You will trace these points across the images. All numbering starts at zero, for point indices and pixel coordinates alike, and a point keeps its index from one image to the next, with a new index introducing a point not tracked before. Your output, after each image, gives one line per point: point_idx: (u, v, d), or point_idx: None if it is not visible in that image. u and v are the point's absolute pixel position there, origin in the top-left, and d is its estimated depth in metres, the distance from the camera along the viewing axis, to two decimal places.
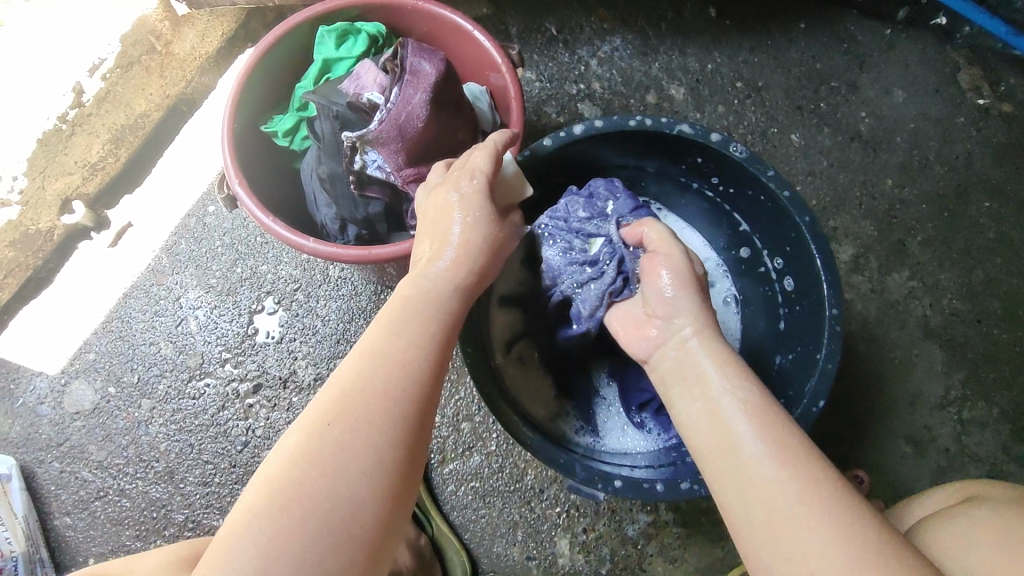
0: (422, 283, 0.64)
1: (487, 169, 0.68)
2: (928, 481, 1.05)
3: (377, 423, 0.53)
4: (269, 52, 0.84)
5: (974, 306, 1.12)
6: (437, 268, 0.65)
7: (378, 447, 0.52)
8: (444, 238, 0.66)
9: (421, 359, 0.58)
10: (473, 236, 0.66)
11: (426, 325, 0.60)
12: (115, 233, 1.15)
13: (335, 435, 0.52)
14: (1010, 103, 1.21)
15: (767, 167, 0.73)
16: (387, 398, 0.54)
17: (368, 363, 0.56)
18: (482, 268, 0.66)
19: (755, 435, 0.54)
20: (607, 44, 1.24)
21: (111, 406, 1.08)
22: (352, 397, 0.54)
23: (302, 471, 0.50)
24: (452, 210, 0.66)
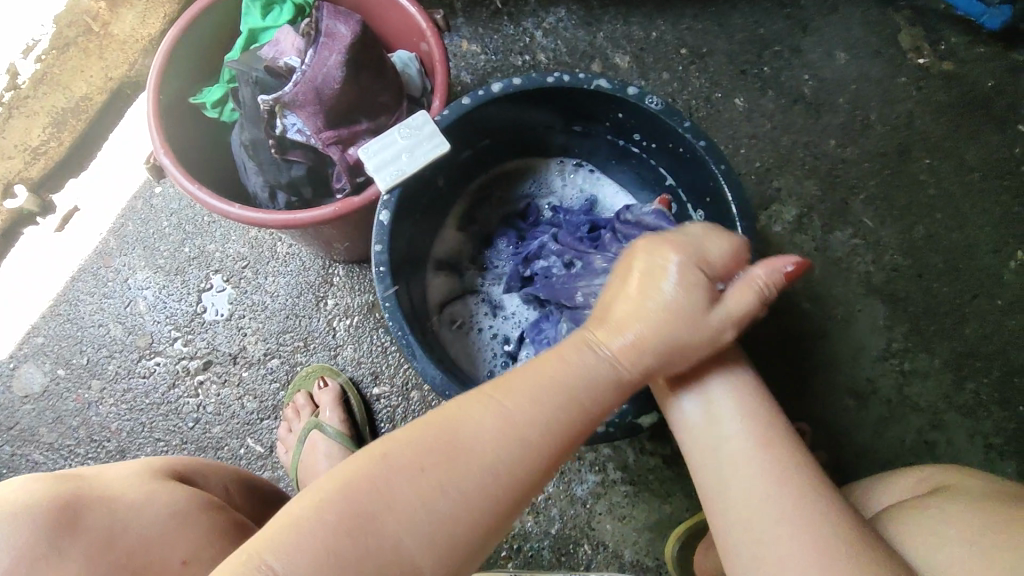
0: (576, 353, 0.58)
1: (715, 255, 0.62)
2: (870, 432, 1.06)
3: (472, 492, 0.50)
4: (194, 23, 0.84)
5: (915, 260, 1.12)
6: (596, 346, 0.58)
7: (460, 517, 0.50)
8: (635, 310, 0.59)
9: (543, 448, 0.53)
10: (673, 327, 0.58)
11: (563, 404, 0.55)
12: (61, 217, 1.15)
13: (426, 478, 0.50)
14: (952, 61, 1.20)
15: (683, 118, 0.74)
16: (492, 469, 0.51)
17: (493, 421, 0.53)
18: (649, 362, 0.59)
19: (739, 422, 0.61)
20: (551, 15, 1.25)
21: (60, 388, 1.08)
22: (458, 450, 0.51)
23: (382, 502, 0.49)
24: (658, 296, 0.59)
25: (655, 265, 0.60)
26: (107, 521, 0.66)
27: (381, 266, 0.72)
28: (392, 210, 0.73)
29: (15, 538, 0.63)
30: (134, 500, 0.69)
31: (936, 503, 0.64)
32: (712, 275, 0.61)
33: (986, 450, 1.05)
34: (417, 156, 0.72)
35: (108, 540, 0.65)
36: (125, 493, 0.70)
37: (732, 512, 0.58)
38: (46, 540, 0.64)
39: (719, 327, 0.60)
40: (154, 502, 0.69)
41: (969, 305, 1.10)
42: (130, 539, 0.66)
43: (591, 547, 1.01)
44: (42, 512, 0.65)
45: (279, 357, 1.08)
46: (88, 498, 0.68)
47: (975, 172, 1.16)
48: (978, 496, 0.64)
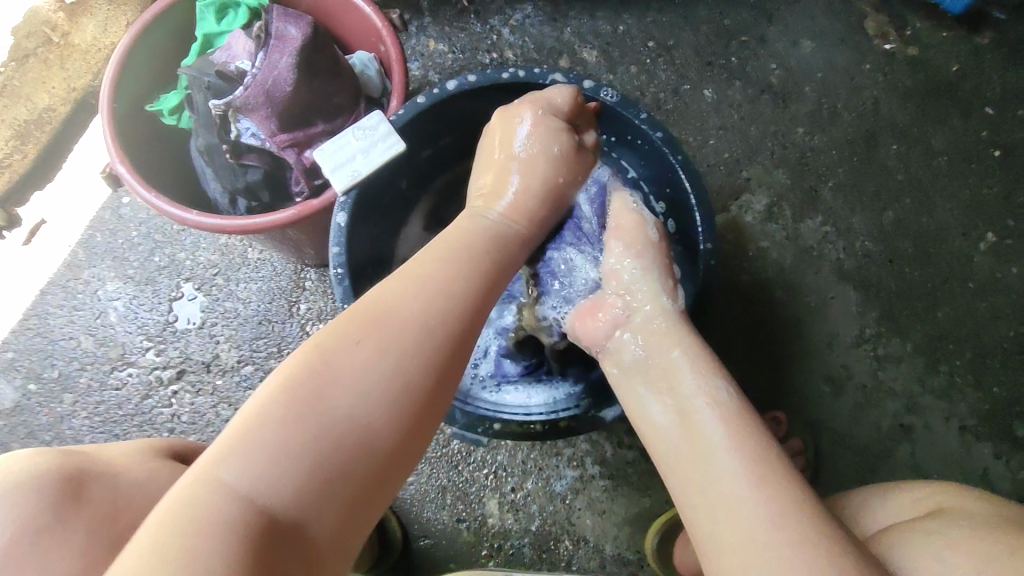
0: (467, 223, 0.70)
1: (564, 108, 0.75)
2: (847, 418, 1.06)
3: (401, 348, 0.55)
4: (149, 30, 0.84)
5: (887, 246, 1.12)
6: (483, 213, 0.71)
7: (404, 372, 0.54)
8: (500, 173, 0.74)
9: (460, 294, 0.61)
10: (540, 171, 0.73)
11: (462, 259, 0.64)
12: (28, 230, 1.14)
13: (363, 347, 0.54)
14: (916, 47, 1.20)
15: (639, 109, 0.77)
16: (416, 322, 0.57)
17: (400, 288, 0.59)
18: (527, 217, 0.73)
19: (733, 454, 0.58)
20: (518, 12, 1.22)
21: (32, 403, 1.07)
22: (379, 320, 0.56)
23: (323, 379, 0.52)
24: (519, 155, 0.73)
25: (506, 130, 0.74)
26: (110, 494, 0.67)
27: (339, 268, 0.73)
28: (348, 212, 0.73)
29: (21, 509, 0.64)
30: (137, 478, 0.69)
31: (939, 534, 0.59)
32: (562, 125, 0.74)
33: (962, 432, 1.06)
34: (372, 157, 0.74)
35: (113, 512, 0.66)
36: (126, 471, 0.70)
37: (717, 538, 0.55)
38: (51, 513, 0.64)
39: (579, 154, 0.76)
40: (157, 479, 0.70)
41: (941, 288, 1.11)
42: (133, 517, 0.67)
43: (571, 542, 1.01)
44: (49, 482, 0.66)
45: (253, 363, 1.07)
46: (92, 470, 0.69)
47: (942, 157, 1.16)
48: (983, 527, 0.59)
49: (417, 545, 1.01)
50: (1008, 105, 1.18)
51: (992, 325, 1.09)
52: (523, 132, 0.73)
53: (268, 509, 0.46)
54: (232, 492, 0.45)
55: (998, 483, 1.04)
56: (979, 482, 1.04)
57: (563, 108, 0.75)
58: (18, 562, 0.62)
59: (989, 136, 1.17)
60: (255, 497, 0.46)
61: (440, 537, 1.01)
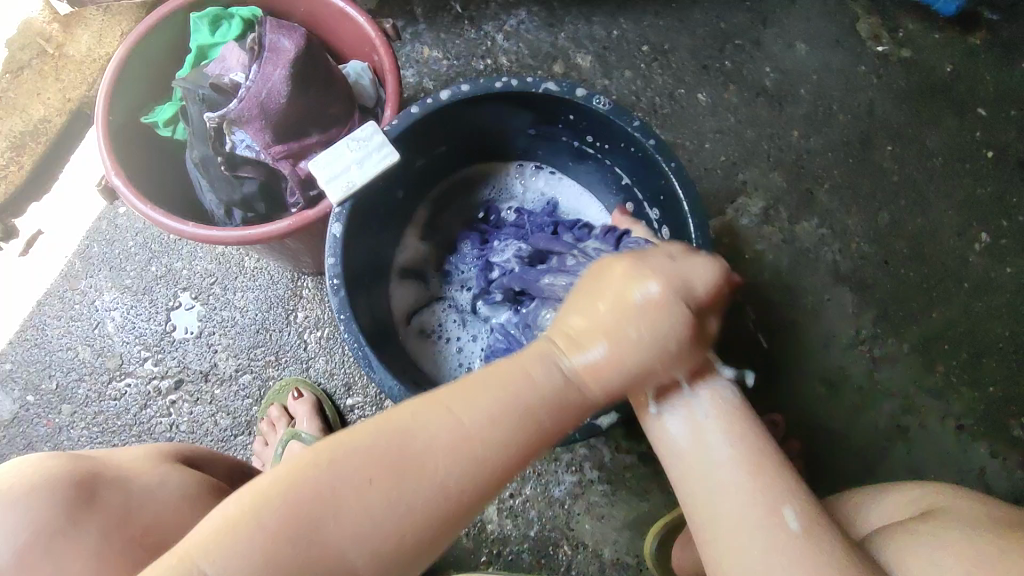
0: (540, 367, 0.54)
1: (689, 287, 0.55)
2: (843, 419, 1.07)
3: (412, 507, 0.49)
4: (143, 42, 0.84)
5: (882, 247, 1.13)
6: (559, 361, 0.54)
7: (405, 533, 0.49)
8: (606, 325, 0.54)
9: (500, 465, 0.51)
10: (642, 347, 0.53)
11: (521, 406, 0.52)
12: (26, 240, 1.14)
13: (374, 494, 0.49)
14: (910, 48, 1.21)
15: (632, 117, 0.78)
16: (438, 487, 0.49)
17: (445, 425, 0.51)
18: (612, 382, 0.54)
19: (729, 443, 0.56)
20: (513, 18, 1.22)
21: (31, 414, 1.07)
22: (411, 461, 0.50)
23: (326, 508, 0.48)
24: (638, 306, 0.53)
25: (630, 295, 0.54)
26: (123, 497, 0.67)
27: (335, 278, 0.73)
28: (343, 222, 0.74)
29: (32, 515, 0.64)
30: (149, 482, 0.70)
31: (918, 541, 0.59)
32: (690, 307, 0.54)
33: (958, 431, 1.06)
34: (366, 167, 0.74)
35: (125, 513, 0.66)
36: (141, 473, 0.71)
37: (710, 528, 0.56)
38: (65, 515, 0.64)
39: (696, 348, 0.56)
40: (167, 484, 0.70)
41: (936, 289, 1.11)
42: (146, 518, 0.67)
43: (571, 547, 1.01)
44: (59, 488, 0.66)
45: (251, 372, 1.08)
46: (104, 474, 0.69)
47: (937, 158, 1.16)
48: (976, 526, 0.60)
49: None
50: (1001, 106, 1.18)
51: (988, 325, 1.10)
52: (641, 295, 0.53)
53: None
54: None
55: (995, 483, 1.04)
56: (976, 482, 1.04)
57: (698, 279, 0.56)
58: (32, 565, 0.62)
59: (983, 137, 1.17)
60: None
61: None
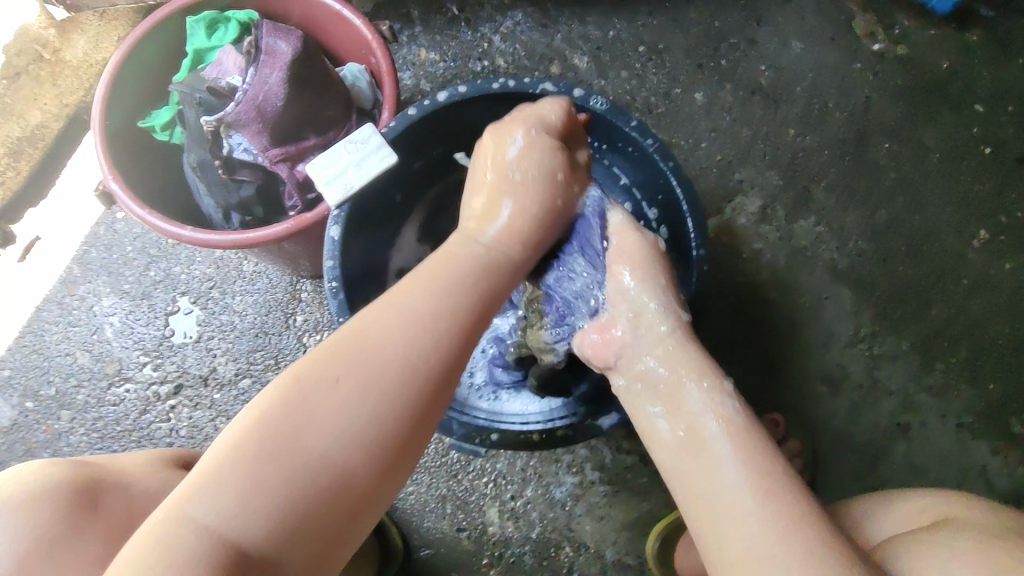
0: (461, 246, 0.67)
1: (556, 115, 0.73)
2: (844, 417, 1.06)
3: (383, 381, 0.54)
4: (139, 46, 0.84)
5: (880, 245, 1.13)
6: (475, 238, 0.68)
7: (382, 412, 0.53)
8: (493, 192, 0.70)
9: (449, 331, 0.58)
10: (530, 192, 0.70)
11: (454, 285, 0.61)
12: (23, 246, 1.14)
13: (345, 388, 0.53)
14: (905, 45, 1.21)
15: (629, 117, 0.78)
16: (400, 360, 0.55)
17: (393, 316, 0.57)
18: (523, 239, 0.69)
19: (738, 466, 0.57)
20: (508, 19, 1.22)
21: (30, 420, 1.07)
22: (368, 343, 0.55)
23: (303, 412, 0.52)
24: (512, 176, 0.70)
25: (503, 155, 0.71)
26: (124, 503, 0.67)
27: (334, 281, 0.73)
28: (342, 224, 0.74)
29: (34, 521, 0.63)
30: (149, 488, 0.69)
31: (929, 555, 0.58)
32: (555, 141, 0.72)
33: (959, 428, 1.06)
34: (364, 169, 0.74)
35: (128, 521, 0.66)
36: (139, 480, 0.70)
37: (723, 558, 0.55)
38: (65, 522, 0.64)
39: (572, 173, 0.73)
40: (169, 488, 0.70)
41: (935, 286, 1.11)
42: None
43: (572, 549, 1.01)
44: (59, 495, 0.65)
45: (250, 376, 1.07)
46: (104, 481, 0.68)
47: (934, 155, 1.16)
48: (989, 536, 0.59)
49: (418, 554, 1.01)
50: (998, 103, 1.18)
51: (987, 322, 1.10)
52: (514, 149, 0.71)
53: (240, 545, 0.46)
54: (200, 526, 0.46)
55: (996, 480, 1.04)
56: (977, 480, 1.04)
57: (558, 129, 0.73)
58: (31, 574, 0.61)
59: (980, 133, 1.17)
60: (227, 534, 0.46)
61: (441, 546, 1.02)
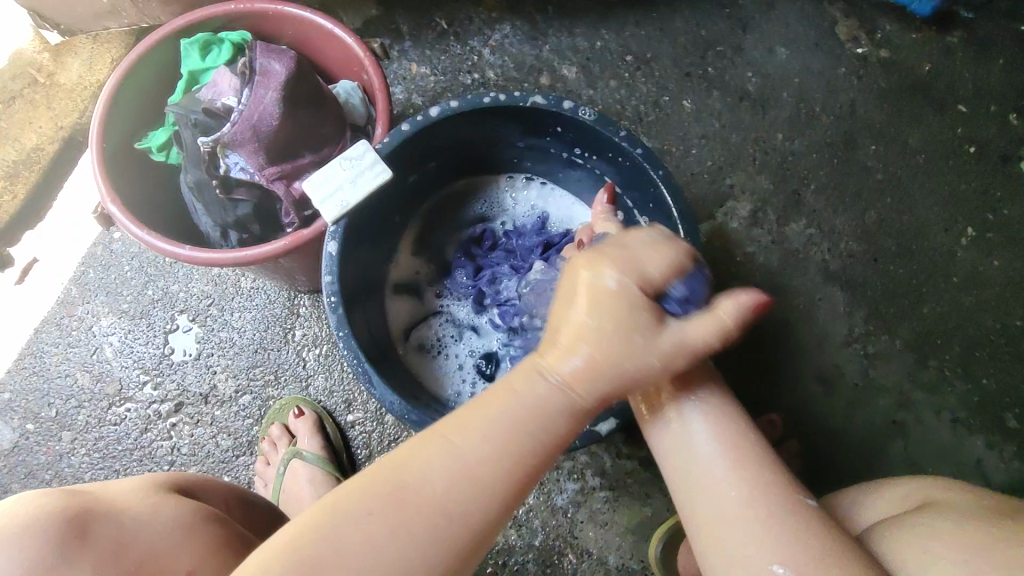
0: (526, 385, 0.56)
1: (654, 277, 0.56)
2: (840, 416, 1.08)
3: (415, 532, 0.51)
4: (133, 69, 0.85)
5: (869, 245, 1.14)
6: (546, 373, 0.56)
7: (409, 560, 0.50)
8: (576, 329, 0.55)
9: (496, 482, 0.53)
10: (613, 331, 0.55)
11: (518, 441, 0.54)
12: (20, 269, 1.14)
13: (375, 533, 0.50)
14: (888, 48, 1.23)
15: (618, 127, 0.79)
16: (441, 510, 0.51)
17: (438, 454, 0.53)
18: (597, 395, 0.56)
19: (713, 439, 0.59)
20: (497, 31, 1.24)
21: (30, 442, 1.07)
22: (412, 490, 0.52)
23: (330, 561, 0.49)
24: (601, 304, 0.55)
25: (589, 288, 0.56)
26: (117, 530, 0.67)
27: (332, 295, 0.75)
28: (339, 240, 0.76)
29: (26, 549, 0.63)
30: (141, 512, 0.69)
31: (912, 544, 0.58)
32: (639, 288, 0.56)
33: (954, 425, 1.07)
34: (359, 185, 0.75)
35: (118, 548, 0.66)
36: (132, 505, 0.70)
37: (696, 525, 0.58)
38: (55, 552, 0.64)
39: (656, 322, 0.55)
40: (162, 510, 0.70)
41: (925, 284, 1.13)
42: (137, 552, 0.66)
43: (575, 555, 1.02)
44: (53, 523, 0.65)
45: (250, 393, 1.08)
46: (95, 510, 0.68)
47: (920, 155, 1.18)
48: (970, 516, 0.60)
49: None
50: (981, 102, 1.20)
51: (977, 317, 1.11)
52: (610, 285, 0.55)
53: None
54: None
55: (993, 474, 1.05)
56: (974, 475, 1.05)
57: (664, 254, 0.58)
58: None
59: (964, 133, 1.19)
60: None
61: None
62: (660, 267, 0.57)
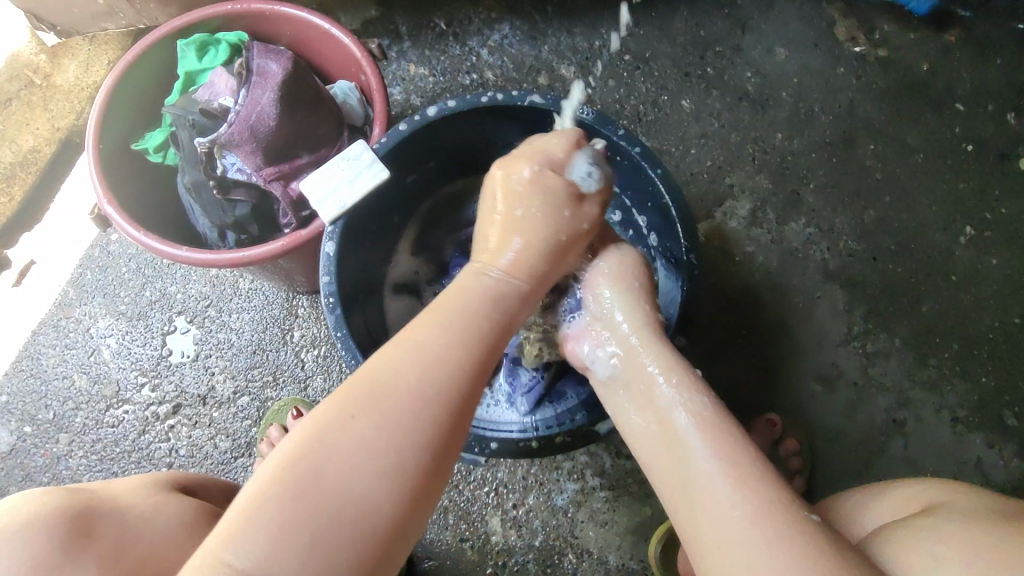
0: (472, 282, 0.63)
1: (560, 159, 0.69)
2: (840, 416, 1.07)
3: (400, 416, 0.52)
4: (130, 70, 0.85)
5: (869, 243, 1.14)
6: (485, 270, 0.64)
7: (400, 445, 0.51)
8: (504, 223, 0.66)
9: (461, 359, 0.56)
10: (540, 225, 0.65)
11: (475, 323, 0.59)
12: (18, 271, 1.14)
13: (361, 425, 0.51)
14: (886, 47, 1.23)
15: (617, 127, 0.79)
16: (419, 395, 0.53)
17: (404, 354, 0.56)
18: (534, 275, 0.65)
19: (709, 454, 0.58)
20: (495, 32, 1.24)
21: (28, 445, 1.06)
22: (385, 386, 0.53)
23: (322, 459, 0.50)
24: (519, 193, 0.66)
25: (512, 184, 0.67)
26: (121, 529, 0.66)
27: (330, 296, 0.74)
28: (337, 240, 0.75)
29: (29, 549, 0.61)
30: (144, 512, 0.69)
31: (915, 547, 0.58)
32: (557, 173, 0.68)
33: (954, 424, 1.07)
34: (356, 185, 0.74)
35: (120, 547, 0.65)
36: (134, 505, 0.70)
37: (701, 547, 0.56)
38: (58, 550, 0.62)
39: (578, 210, 0.67)
40: (163, 512, 0.70)
41: (925, 283, 1.12)
42: (139, 552, 0.66)
43: (575, 556, 1.01)
44: (55, 522, 0.64)
45: (249, 394, 1.08)
46: (98, 509, 0.67)
47: (919, 154, 1.18)
48: (972, 519, 0.60)
49: (421, 566, 1.01)
50: (980, 101, 1.20)
51: (978, 316, 1.11)
52: (523, 178, 0.67)
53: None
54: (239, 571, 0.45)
55: (993, 472, 1.05)
56: (974, 473, 1.05)
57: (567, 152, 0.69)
58: None
59: (963, 132, 1.19)
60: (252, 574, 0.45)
61: (445, 558, 1.02)
62: (563, 155, 0.69)
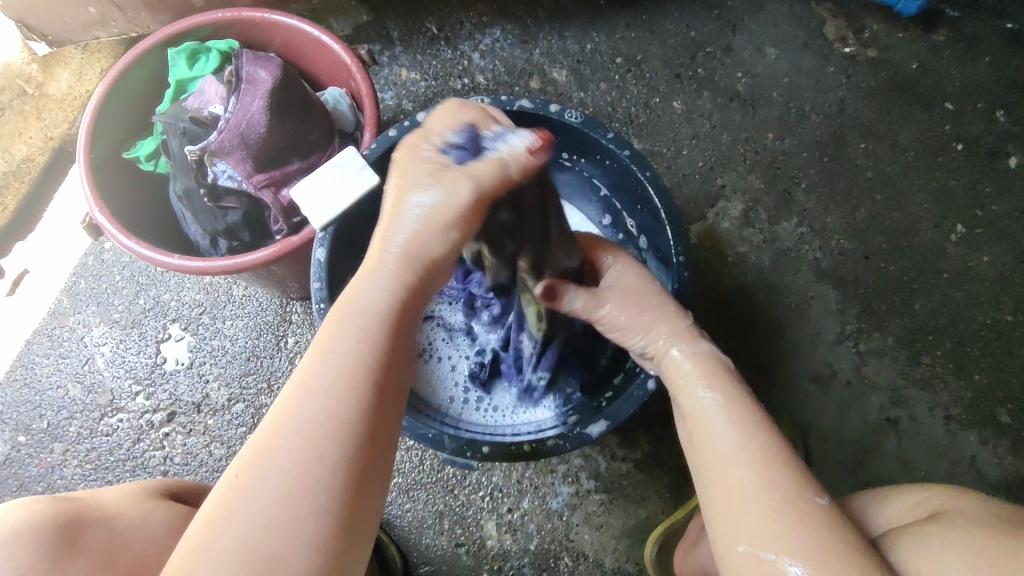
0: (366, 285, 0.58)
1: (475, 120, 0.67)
2: (834, 415, 1.08)
3: (297, 465, 0.49)
4: (122, 79, 0.85)
5: (861, 243, 1.15)
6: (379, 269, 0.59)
7: (307, 490, 0.48)
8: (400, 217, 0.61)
9: (357, 388, 0.53)
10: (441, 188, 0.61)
11: (370, 341, 0.55)
12: (13, 280, 1.14)
13: (259, 480, 0.48)
14: (876, 48, 1.24)
15: (607, 129, 0.79)
16: (310, 437, 0.50)
17: (299, 393, 0.52)
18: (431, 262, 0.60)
19: (730, 435, 0.59)
20: (486, 36, 1.24)
21: (23, 455, 1.06)
22: (272, 443, 0.50)
23: (223, 530, 0.47)
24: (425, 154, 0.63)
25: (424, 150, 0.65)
26: (107, 536, 0.66)
27: (321, 302, 0.75)
28: (328, 246, 0.76)
29: (18, 558, 0.61)
30: (131, 519, 0.69)
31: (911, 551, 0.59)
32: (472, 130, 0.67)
33: (947, 422, 1.07)
34: (346, 190, 0.74)
35: (109, 556, 0.65)
36: (122, 512, 0.70)
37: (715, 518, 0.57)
38: (47, 560, 0.62)
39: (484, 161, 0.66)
40: (153, 518, 0.70)
41: (917, 281, 1.13)
42: (130, 559, 0.66)
43: (571, 559, 1.01)
44: (44, 531, 0.64)
45: (243, 401, 1.07)
46: (86, 515, 0.67)
47: (910, 152, 1.19)
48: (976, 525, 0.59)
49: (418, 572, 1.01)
50: (969, 99, 1.21)
51: (970, 313, 1.12)
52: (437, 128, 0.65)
53: None
54: None
55: (987, 469, 1.06)
56: (969, 472, 1.05)
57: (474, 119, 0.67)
58: None
59: (953, 130, 1.20)
60: None
61: (441, 563, 1.01)
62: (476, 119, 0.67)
